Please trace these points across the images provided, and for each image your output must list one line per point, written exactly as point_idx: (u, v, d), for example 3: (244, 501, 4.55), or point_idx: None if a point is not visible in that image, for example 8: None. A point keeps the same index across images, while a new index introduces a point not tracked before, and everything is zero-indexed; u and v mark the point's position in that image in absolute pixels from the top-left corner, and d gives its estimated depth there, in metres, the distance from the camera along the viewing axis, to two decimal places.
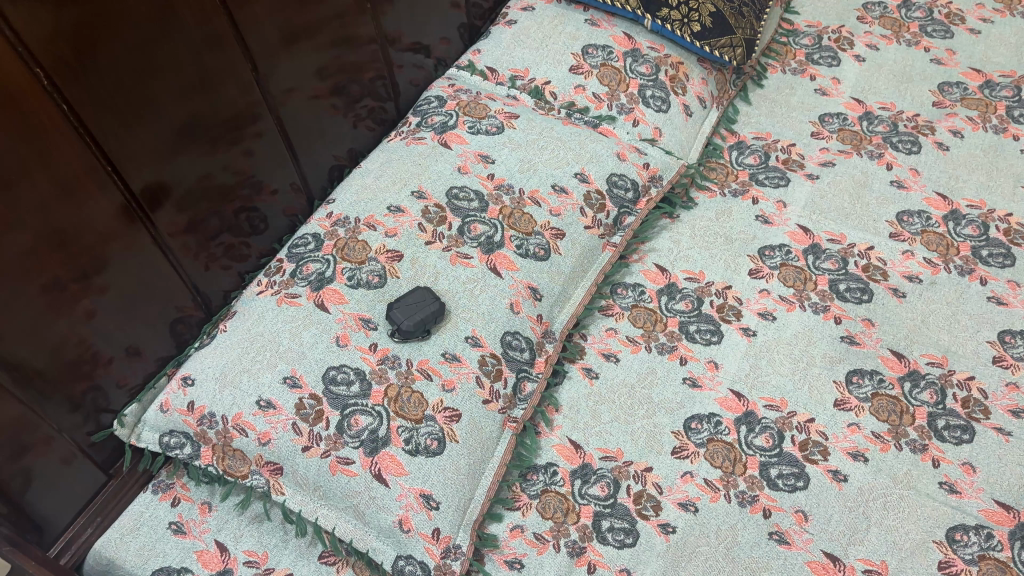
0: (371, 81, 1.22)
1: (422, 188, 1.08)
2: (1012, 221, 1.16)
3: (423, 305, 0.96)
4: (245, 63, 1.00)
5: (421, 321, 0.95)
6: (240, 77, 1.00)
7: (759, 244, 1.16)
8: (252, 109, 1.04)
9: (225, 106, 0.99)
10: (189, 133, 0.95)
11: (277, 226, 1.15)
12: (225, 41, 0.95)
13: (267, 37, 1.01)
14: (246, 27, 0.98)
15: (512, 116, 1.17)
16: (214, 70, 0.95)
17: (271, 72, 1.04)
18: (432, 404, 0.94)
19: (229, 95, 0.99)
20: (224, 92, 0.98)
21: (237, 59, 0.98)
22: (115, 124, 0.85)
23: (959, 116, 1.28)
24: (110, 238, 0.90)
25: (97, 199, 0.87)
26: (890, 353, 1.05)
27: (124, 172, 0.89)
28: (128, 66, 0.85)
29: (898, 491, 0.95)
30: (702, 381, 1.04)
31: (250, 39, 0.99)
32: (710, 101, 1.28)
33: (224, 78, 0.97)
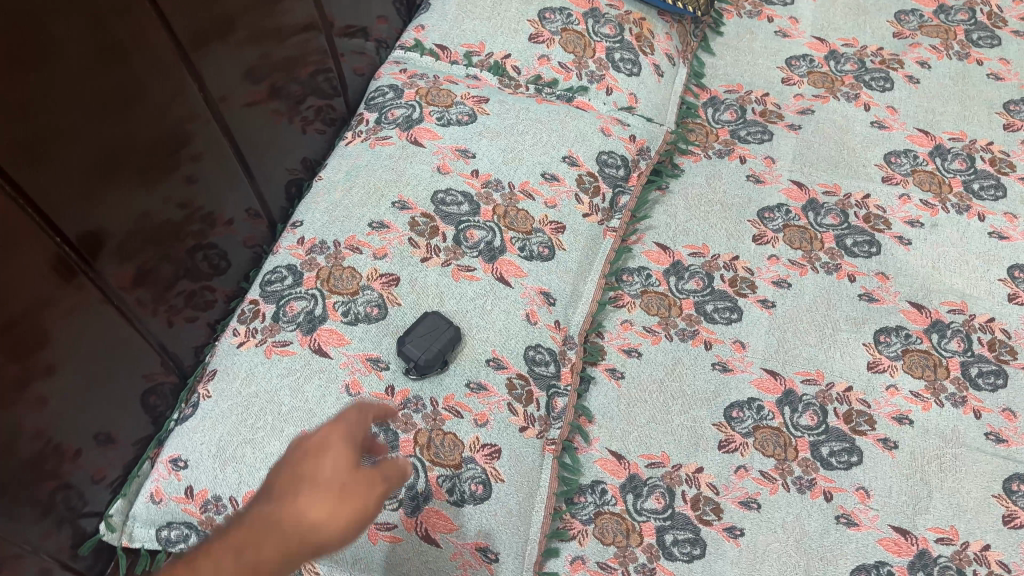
0: (312, 76, 1.04)
1: (403, 196, 0.95)
2: (995, 149, 1.15)
3: (436, 335, 0.85)
4: (179, 61, 0.80)
5: (437, 354, 0.84)
6: (175, 79, 0.81)
7: (756, 206, 1.10)
8: (193, 116, 0.85)
9: (161, 117, 0.80)
10: (123, 157, 0.77)
11: (240, 261, 1.00)
12: (153, 39, 0.76)
13: (201, 26, 0.82)
14: (177, 16, 0.78)
15: (481, 100, 1.05)
16: (145, 77, 0.77)
17: (208, 71, 0.85)
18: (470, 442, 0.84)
19: (165, 103, 0.80)
20: (158, 102, 0.79)
21: (169, 58, 0.79)
22: (34, 161, 0.67)
23: (923, 46, 1.25)
24: (48, 301, 0.72)
25: (27, 256, 0.69)
26: (910, 306, 1.02)
27: (56, 217, 0.71)
28: (41, 87, 0.65)
29: (950, 450, 0.93)
30: (733, 364, 0.98)
31: (184, 30, 0.79)
32: (677, 56, 1.20)
33: (157, 85, 0.78)
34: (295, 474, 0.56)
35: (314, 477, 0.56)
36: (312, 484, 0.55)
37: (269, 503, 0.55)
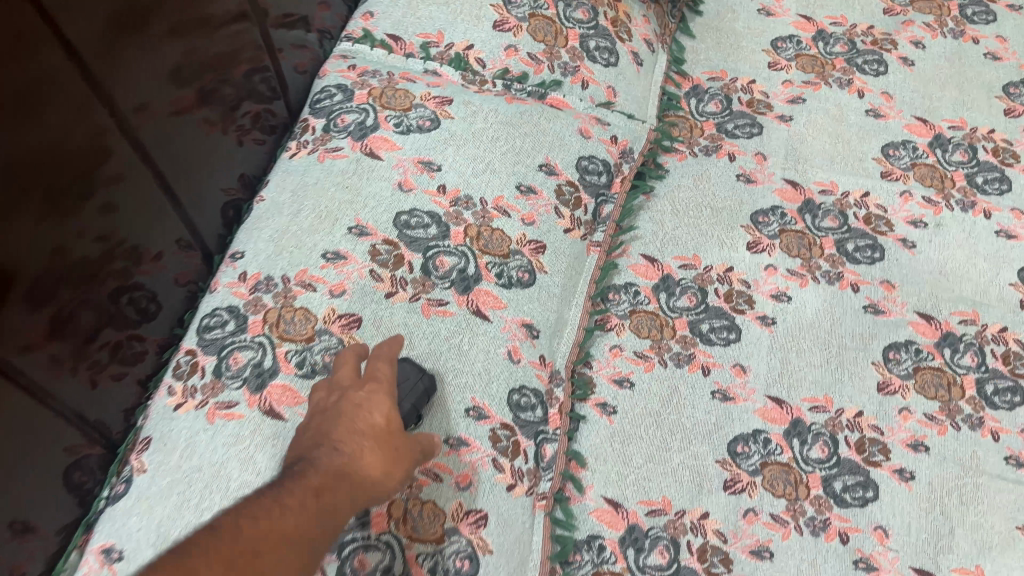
0: (246, 76, 0.90)
1: (360, 220, 0.83)
2: (997, 138, 1.07)
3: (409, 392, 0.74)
4: (76, 71, 0.66)
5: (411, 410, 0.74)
6: (75, 88, 0.66)
7: (749, 210, 1.00)
8: (101, 135, 0.70)
9: (58, 140, 0.66)
10: (12, 191, 0.62)
11: (172, 303, 0.86)
12: (37, 44, 0.61)
13: (98, 24, 0.67)
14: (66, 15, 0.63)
15: (444, 101, 0.93)
16: (35, 87, 0.62)
17: (116, 78, 0.71)
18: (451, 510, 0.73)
19: (60, 123, 0.66)
20: (51, 122, 0.65)
21: (62, 67, 0.64)
22: None
23: (916, 24, 1.16)
24: None
25: None
26: (918, 317, 0.94)
27: None
28: None
29: (971, 480, 0.86)
30: (734, 393, 0.90)
31: (77, 32, 0.64)
32: (656, 42, 1.09)
33: (50, 96, 0.64)
34: (352, 406, 0.63)
35: (362, 432, 0.62)
36: (370, 427, 0.62)
37: (332, 441, 0.60)
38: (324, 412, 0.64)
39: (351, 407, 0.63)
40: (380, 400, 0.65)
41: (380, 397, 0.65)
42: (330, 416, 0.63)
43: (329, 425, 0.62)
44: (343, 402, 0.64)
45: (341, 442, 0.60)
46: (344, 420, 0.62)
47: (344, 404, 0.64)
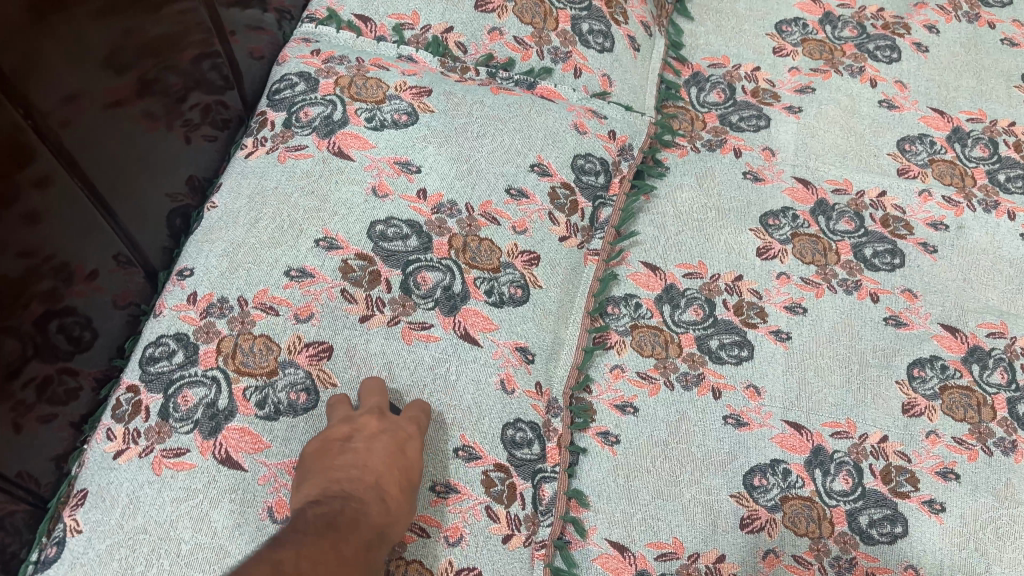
0: (195, 62, 0.78)
1: (329, 231, 0.72)
2: (1018, 132, 0.99)
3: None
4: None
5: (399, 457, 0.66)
6: None
7: (758, 211, 0.91)
8: (15, 133, 0.58)
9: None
10: None
11: (110, 329, 0.74)
12: None
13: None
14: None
15: (422, 91, 0.82)
16: None
17: (30, 64, 0.58)
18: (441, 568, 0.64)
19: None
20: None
21: None
22: None
23: (929, 6, 1.07)
24: None
25: None
26: (943, 330, 0.87)
27: None
28: None
29: (1007, 512, 0.78)
30: (748, 418, 0.81)
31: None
32: (653, 25, 0.99)
33: None
34: (397, 454, 0.60)
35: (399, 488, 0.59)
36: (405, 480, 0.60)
37: (375, 484, 0.57)
38: (367, 440, 0.60)
39: (395, 454, 0.60)
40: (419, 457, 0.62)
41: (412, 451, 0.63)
42: (374, 451, 0.59)
43: (373, 464, 0.58)
44: (388, 439, 0.61)
45: (385, 494, 0.57)
46: (388, 465, 0.59)
47: (388, 446, 0.60)
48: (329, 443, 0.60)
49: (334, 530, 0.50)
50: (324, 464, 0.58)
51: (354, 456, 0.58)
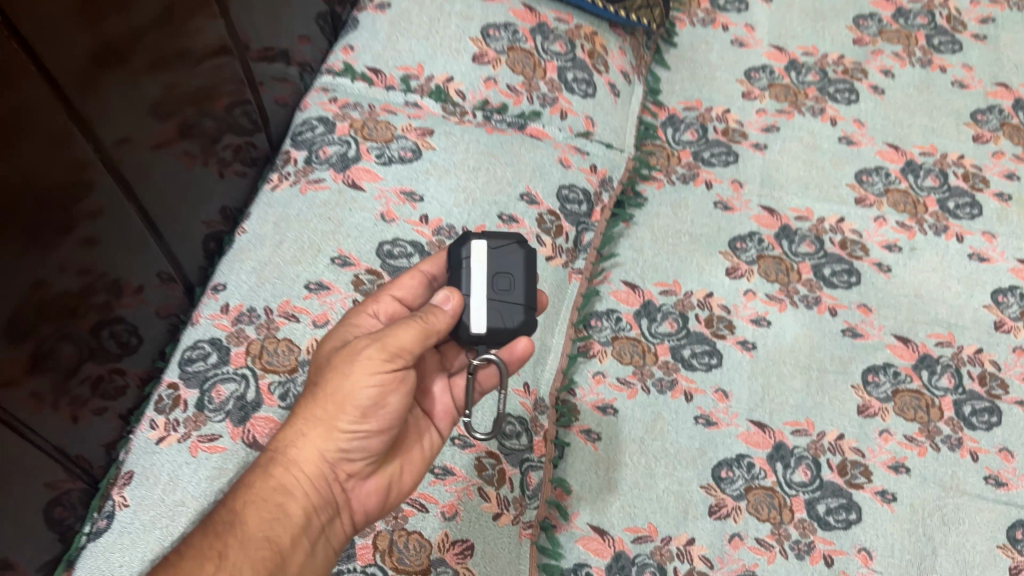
0: (227, 110, 0.90)
1: (343, 250, 0.84)
2: (966, 164, 1.09)
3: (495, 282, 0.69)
4: (58, 105, 0.65)
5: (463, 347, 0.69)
6: (56, 124, 0.65)
7: (727, 236, 1.02)
8: (82, 167, 0.70)
9: (41, 174, 0.64)
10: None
11: (153, 336, 0.86)
12: (22, 78, 0.60)
13: (81, 57, 0.66)
14: (50, 49, 0.62)
15: (425, 132, 0.94)
16: (15, 122, 0.60)
17: (96, 112, 0.70)
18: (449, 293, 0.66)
19: (44, 157, 0.65)
20: (34, 157, 0.63)
21: (44, 101, 0.63)
22: None
23: (885, 53, 1.19)
24: None
25: None
26: (896, 340, 0.96)
27: None
28: None
29: (952, 500, 0.87)
30: (717, 418, 0.90)
31: (60, 68, 0.64)
32: (632, 73, 1.10)
33: (32, 133, 0.62)
34: (385, 345, 0.62)
35: (389, 394, 0.63)
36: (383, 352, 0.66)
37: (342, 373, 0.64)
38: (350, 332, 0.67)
39: (382, 351, 0.62)
40: (446, 311, 0.65)
41: (423, 322, 0.63)
42: (355, 356, 0.62)
43: (346, 377, 0.62)
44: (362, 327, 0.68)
45: (359, 414, 0.62)
46: (366, 366, 0.62)
47: (373, 348, 0.62)
48: (322, 352, 0.66)
49: (277, 504, 0.61)
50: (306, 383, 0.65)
51: (327, 373, 0.63)
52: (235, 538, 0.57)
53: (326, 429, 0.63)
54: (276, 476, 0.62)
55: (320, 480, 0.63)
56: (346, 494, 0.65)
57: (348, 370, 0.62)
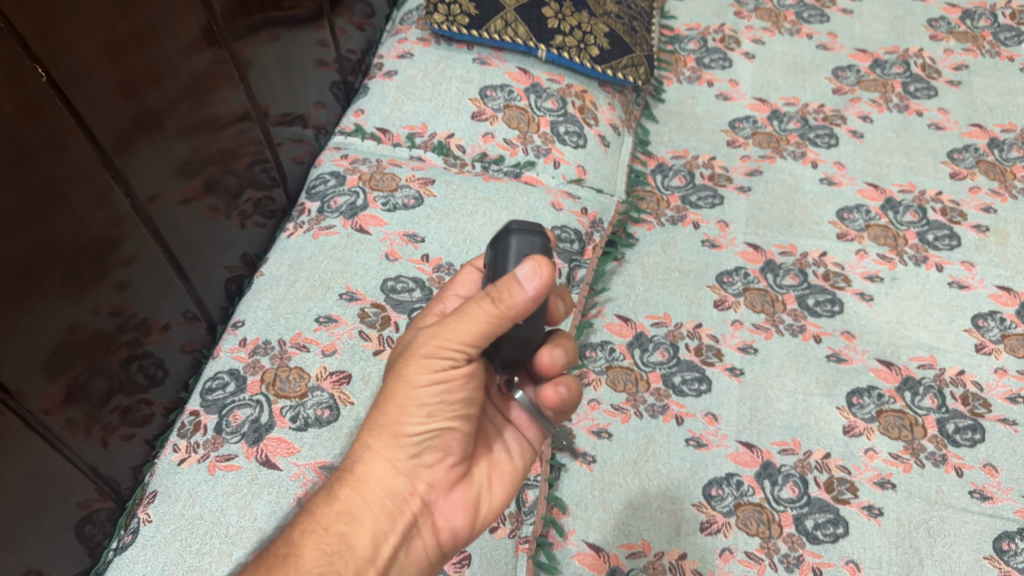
0: (248, 167, 1.00)
1: (350, 287, 0.91)
2: (945, 199, 1.15)
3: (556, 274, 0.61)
4: (100, 164, 0.74)
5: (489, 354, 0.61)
6: (98, 183, 0.74)
7: (715, 271, 1.09)
8: (119, 222, 0.78)
9: (82, 224, 0.73)
10: (40, 273, 0.69)
11: (177, 369, 0.93)
12: (70, 140, 0.69)
13: (119, 124, 0.75)
14: (94, 117, 0.72)
15: (427, 181, 1.03)
16: (62, 179, 0.69)
17: (133, 173, 0.79)
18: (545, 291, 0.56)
19: (86, 210, 0.73)
20: (78, 210, 0.72)
21: (88, 162, 0.72)
22: None
23: (863, 100, 1.28)
24: None
25: None
26: (879, 364, 1.00)
27: None
28: None
29: (937, 514, 0.89)
30: (707, 440, 0.94)
31: (102, 132, 0.73)
32: (622, 126, 1.19)
33: (76, 189, 0.71)
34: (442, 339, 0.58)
35: (454, 391, 0.60)
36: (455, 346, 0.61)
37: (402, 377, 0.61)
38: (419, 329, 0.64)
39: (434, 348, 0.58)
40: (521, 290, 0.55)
41: (496, 302, 0.55)
42: (412, 355, 0.59)
43: (405, 381, 0.59)
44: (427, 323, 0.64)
45: (425, 415, 0.60)
46: (424, 362, 0.59)
47: (423, 343, 0.59)
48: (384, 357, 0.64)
49: (339, 534, 0.58)
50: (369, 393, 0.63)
51: (388, 378, 0.61)
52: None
53: (392, 440, 0.60)
54: (342, 500, 0.60)
55: (392, 498, 0.61)
56: (423, 510, 0.63)
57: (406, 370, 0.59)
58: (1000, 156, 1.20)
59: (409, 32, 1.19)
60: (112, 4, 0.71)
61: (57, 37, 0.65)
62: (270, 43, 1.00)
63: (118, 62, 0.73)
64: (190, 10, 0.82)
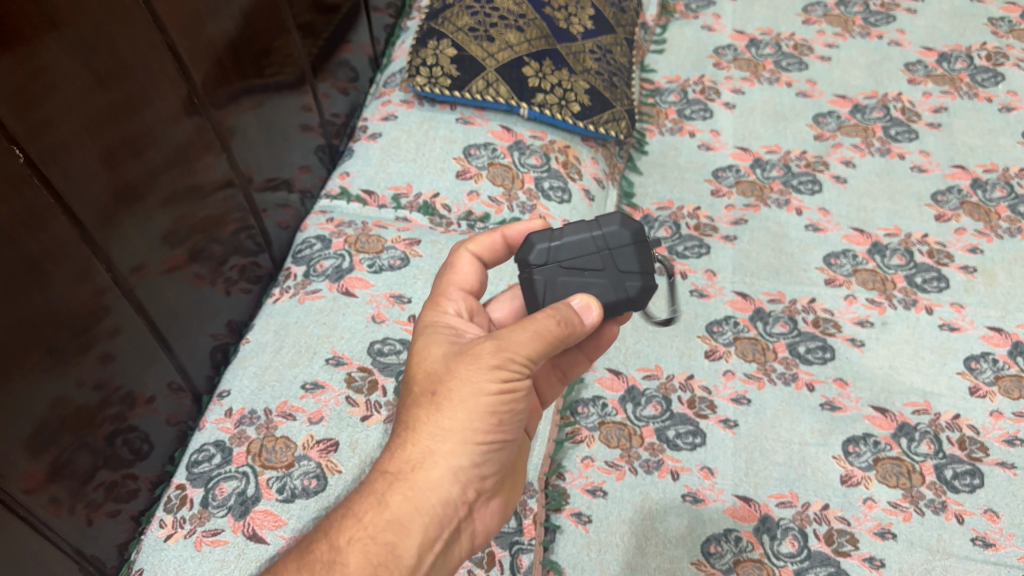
0: (234, 234, 1.00)
1: (337, 351, 0.91)
2: (931, 242, 1.15)
3: (553, 270, 0.67)
4: (80, 239, 0.74)
5: (645, 299, 0.67)
6: (78, 258, 0.74)
7: (704, 320, 1.09)
8: (101, 294, 0.78)
9: (63, 300, 0.73)
10: (21, 351, 0.69)
11: (164, 441, 0.92)
12: (48, 217, 0.69)
13: (101, 198, 0.75)
14: (74, 192, 0.72)
15: (413, 242, 1.03)
16: (42, 257, 0.69)
17: (115, 245, 0.79)
18: (585, 296, 0.63)
19: (66, 285, 0.73)
20: (59, 285, 0.72)
21: (67, 237, 0.72)
22: None
23: (844, 146, 1.29)
24: None
25: None
26: (874, 411, 0.99)
27: None
28: None
29: (940, 563, 0.87)
30: (704, 495, 0.93)
31: (82, 207, 0.73)
32: (606, 179, 1.20)
33: (56, 265, 0.71)
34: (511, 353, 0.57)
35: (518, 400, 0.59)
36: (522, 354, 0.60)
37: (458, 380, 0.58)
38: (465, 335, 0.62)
39: (502, 360, 0.57)
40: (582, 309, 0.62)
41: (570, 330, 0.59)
42: (480, 362, 0.57)
43: (471, 392, 0.57)
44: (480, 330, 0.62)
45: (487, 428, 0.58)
46: (492, 374, 0.57)
47: (490, 351, 0.57)
48: (437, 358, 0.60)
49: (384, 544, 0.56)
50: (418, 389, 0.59)
51: (449, 381, 0.58)
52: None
53: (455, 445, 0.58)
54: (393, 507, 0.57)
55: (444, 507, 0.58)
56: (468, 517, 0.61)
57: (472, 375, 0.57)
58: (983, 197, 1.20)
59: (393, 94, 1.21)
60: (91, 81, 0.72)
61: (34, 116, 0.66)
62: (253, 110, 1.01)
63: (97, 137, 0.74)
64: (169, 82, 0.83)
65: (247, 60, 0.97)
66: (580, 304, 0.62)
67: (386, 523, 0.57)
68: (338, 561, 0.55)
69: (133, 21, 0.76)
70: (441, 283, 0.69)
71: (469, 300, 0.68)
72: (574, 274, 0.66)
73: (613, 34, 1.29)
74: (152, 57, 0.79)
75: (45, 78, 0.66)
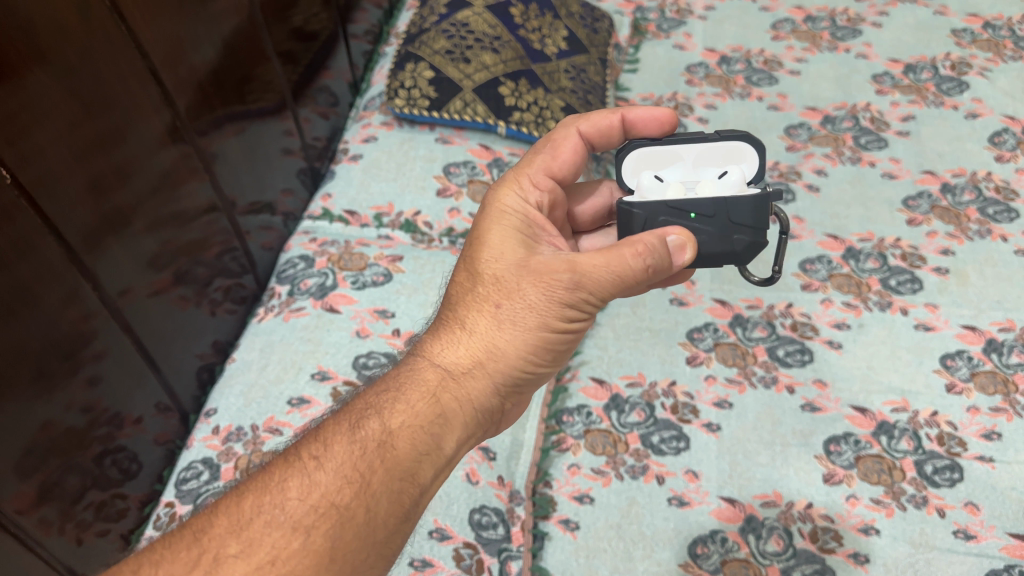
0: (218, 256, 1.01)
1: (322, 366, 0.92)
2: (904, 245, 1.18)
3: (656, 206, 0.67)
4: (67, 263, 0.75)
5: (749, 254, 0.67)
6: (66, 282, 0.75)
7: (685, 327, 1.11)
8: (89, 318, 0.79)
9: (53, 323, 0.74)
10: (12, 375, 0.70)
11: (151, 461, 0.93)
12: (37, 241, 0.71)
13: (89, 223, 0.77)
14: (62, 217, 0.73)
15: (395, 258, 1.05)
16: (31, 282, 0.71)
17: (103, 269, 0.80)
18: (680, 233, 0.63)
19: (54, 309, 0.74)
20: (49, 309, 0.73)
21: (56, 261, 0.73)
22: None
23: (816, 155, 1.32)
24: None
25: None
26: (854, 411, 1.01)
27: None
28: None
29: (923, 556, 0.88)
30: (689, 498, 0.94)
31: (70, 232, 0.75)
32: None
33: (46, 289, 0.72)
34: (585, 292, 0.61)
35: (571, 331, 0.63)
36: None
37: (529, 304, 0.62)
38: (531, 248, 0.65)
39: (577, 297, 0.61)
40: (672, 254, 0.63)
41: (654, 277, 0.63)
42: (556, 293, 0.61)
43: (540, 317, 0.61)
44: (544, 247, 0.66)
45: (538, 348, 0.62)
46: (561, 308, 0.61)
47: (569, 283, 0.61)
48: (509, 268, 0.63)
49: (432, 435, 0.58)
50: (483, 291, 0.63)
51: (519, 298, 0.61)
52: (381, 463, 0.55)
53: (509, 363, 0.62)
54: (444, 404, 0.59)
55: (485, 411, 0.62)
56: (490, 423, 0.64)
57: (540, 301, 0.61)
58: (953, 200, 1.23)
59: (373, 117, 1.24)
60: (78, 109, 0.74)
61: (24, 143, 0.68)
62: (235, 135, 1.03)
63: (85, 163, 0.75)
64: (153, 109, 0.85)
65: (229, 86, 0.99)
66: (676, 243, 0.63)
67: (433, 419, 0.58)
68: (388, 443, 0.56)
69: (117, 52, 0.78)
70: (534, 162, 0.72)
71: (550, 190, 0.71)
72: (679, 215, 0.66)
73: (586, 54, 1.32)
74: (136, 84, 0.81)
75: (34, 108, 0.68)
